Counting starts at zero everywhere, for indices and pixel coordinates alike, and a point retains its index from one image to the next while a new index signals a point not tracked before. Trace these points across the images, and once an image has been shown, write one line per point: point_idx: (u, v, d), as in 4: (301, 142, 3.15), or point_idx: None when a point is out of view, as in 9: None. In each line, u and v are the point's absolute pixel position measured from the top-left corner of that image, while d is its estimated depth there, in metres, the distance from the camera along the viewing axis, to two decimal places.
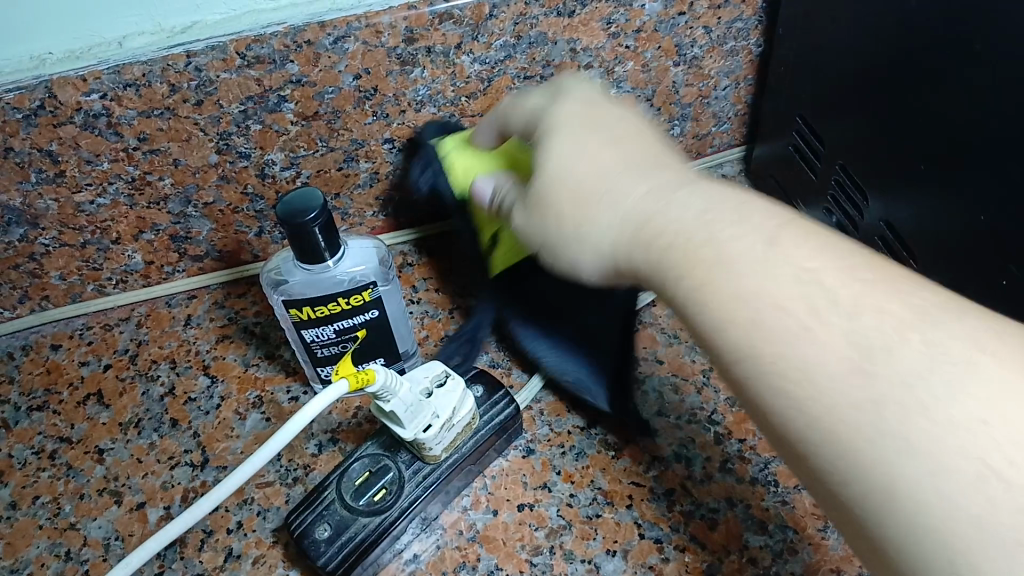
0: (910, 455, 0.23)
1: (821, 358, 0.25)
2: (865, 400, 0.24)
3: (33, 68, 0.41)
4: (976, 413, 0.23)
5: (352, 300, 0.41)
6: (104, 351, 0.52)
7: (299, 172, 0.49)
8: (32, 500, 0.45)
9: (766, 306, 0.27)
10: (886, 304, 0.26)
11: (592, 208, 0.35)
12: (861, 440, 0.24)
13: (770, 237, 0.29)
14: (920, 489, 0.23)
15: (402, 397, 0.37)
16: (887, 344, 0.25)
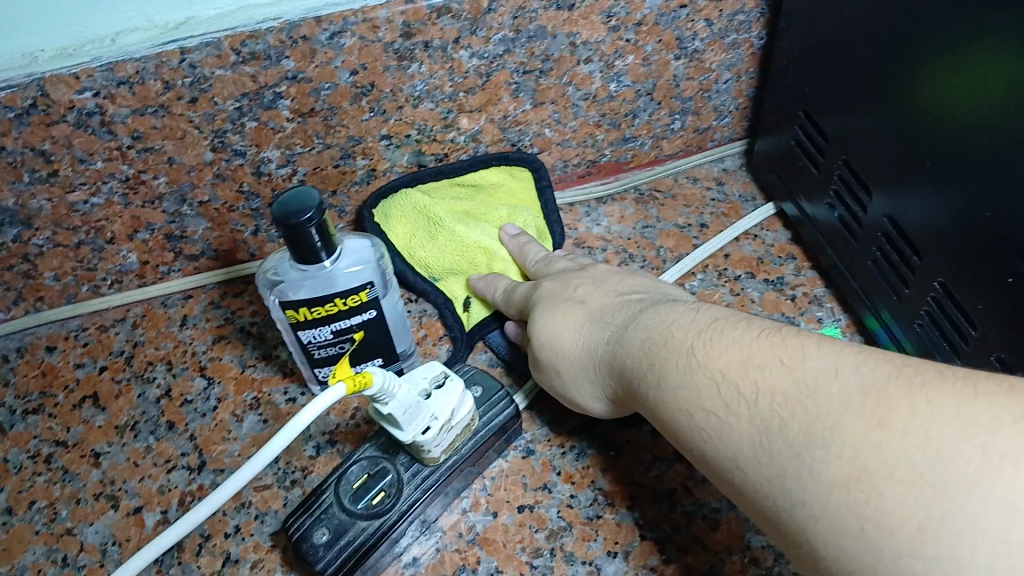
0: (836, 531, 0.24)
1: (748, 460, 0.27)
2: (785, 492, 0.25)
3: (25, 66, 0.40)
4: (881, 467, 0.23)
5: (350, 301, 0.41)
6: (99, 353, 0.51)
7: (295, 169, 0.48)
8: (27, 505, 0.44)
9: (698, 418, 0.29)
10: (786, 382, 0.27)
11: (576, 366, 0.39)
12: (815, 516, 0.24)
13: (695, 342, 0.31)
14: (871, 533, 0.23)
15: (400, 399, 0.36)
16: (791, 425, 0.26)
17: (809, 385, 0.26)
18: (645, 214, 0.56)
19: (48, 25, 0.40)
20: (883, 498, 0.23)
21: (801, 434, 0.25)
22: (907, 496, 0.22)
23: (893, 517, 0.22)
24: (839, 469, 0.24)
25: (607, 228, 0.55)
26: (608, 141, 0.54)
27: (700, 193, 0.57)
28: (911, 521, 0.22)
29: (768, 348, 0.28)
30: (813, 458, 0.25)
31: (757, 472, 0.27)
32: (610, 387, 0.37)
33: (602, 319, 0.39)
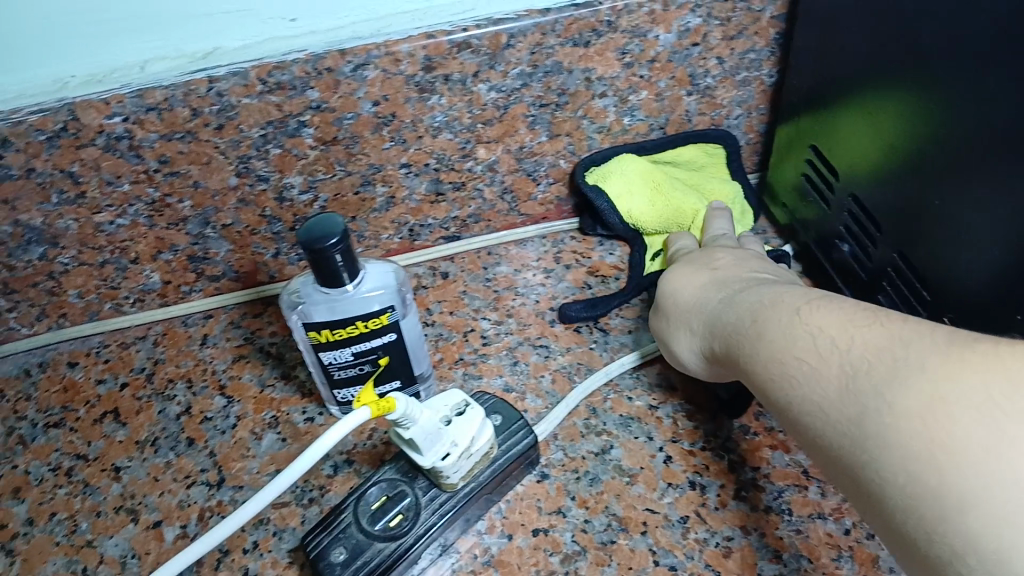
0: (903, 461, 0.23)
1: (831, 403, 0.27)
2: (864, 428, 0.25)
3: (55, 90, 0.42)
4: (953, 398, 0.23)
5: (370, 324, 0.42)
6: (120, 369, 0.52)
7: (316, 196, 0.50)
8: (49, 517, 0.46)
9: (788, 368, 0.30)
10: (884, 334, 0.26)
11: (683, 319, 0.41)
12: (886, 460, 0.24)
13: (797, 306, 0.31)
14: (931, 474, 0.23)
15: (421, 424, 0.37)
16: (880, 368, 0.25)
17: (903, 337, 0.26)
18: None
19: (79, 53, 0.41)
20: (954, 426, 0.22)
21: (888, 372, 0.25)
22: (970, 431, 0.22)
23: (955, 443, 0.22)
24: (915, 400, 0.24)
25: (619, 258, 0.56)
26: None
27: None
28: (970, 454, 0.22)
29: (872, 312, 0.28)
30: (893, 397, 0.24)
31: (840, 416, 0.26)
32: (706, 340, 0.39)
33: (725, 282, 0.41)
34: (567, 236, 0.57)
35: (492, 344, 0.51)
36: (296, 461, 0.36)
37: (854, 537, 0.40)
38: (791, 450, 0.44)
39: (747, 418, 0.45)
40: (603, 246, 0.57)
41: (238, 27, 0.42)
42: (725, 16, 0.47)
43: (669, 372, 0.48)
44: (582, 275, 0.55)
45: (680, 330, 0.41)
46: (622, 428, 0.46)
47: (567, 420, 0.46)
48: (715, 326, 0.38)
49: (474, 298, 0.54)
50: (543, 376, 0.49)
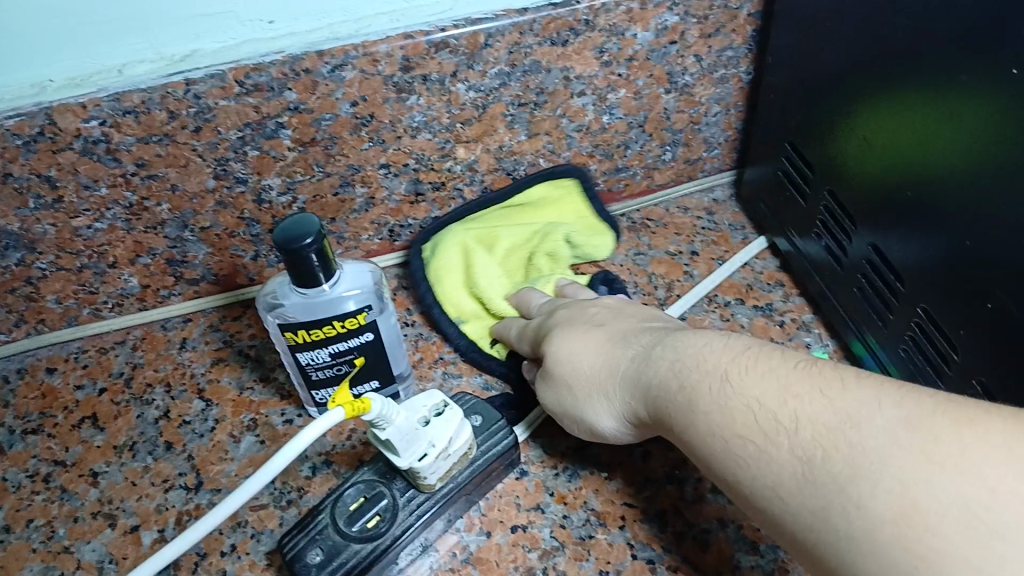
0: (879, 565, 0.24)
1: (785, 488, 0.28)
2: (831, 525, 0.26)
3: (33, 95, 0.42)
4: (931, 500, 0.24)
5: (347, 324, 0.42)
6: (99, 374, 0.52)
7: (295, 197, 0.50)
8: (25, 524, 0.45)
9: (734, 452, 0.30)
10: (828, 416, 0.27)
11: (589, 379, 0.40)
12: (820, 509, 0.26)
13: (724, 375, 0.32)
14: (869, 529, 0.25)
15: (398, 425, 0.37)
16: (842, 462, 0.26)
17: (854, 417, 0.27)
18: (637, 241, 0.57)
19: (57, 57, 0.41)
20: (934, 533, 0.23)
21: (849, 467, 0.26)
22: (916, 495, 0.24)
23: (939, 547, 0.23)
24: (888, 499, 0.25)
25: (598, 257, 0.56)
26: (601, 172, 0.56)
27: (690, 221, 0.58)
28: (914, 515, 0.24)
29: (799, 384, 0.29)
30: (859, 493, 0.25)
31: (799, 505, 0.27)
32: (630, 406, 0.37)
33: (620, 339, 0.40)
34: None
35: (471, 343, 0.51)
36: (267, 462, 0.36)
37: None
38: None
39: None
40: None
41: (218, 29, 0.42)
42: (702, 15, 0.48)
43: None
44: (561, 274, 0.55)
45: (592, 400, 0.39)
46: None
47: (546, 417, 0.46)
48: (629, 387, 0.37)
49: None
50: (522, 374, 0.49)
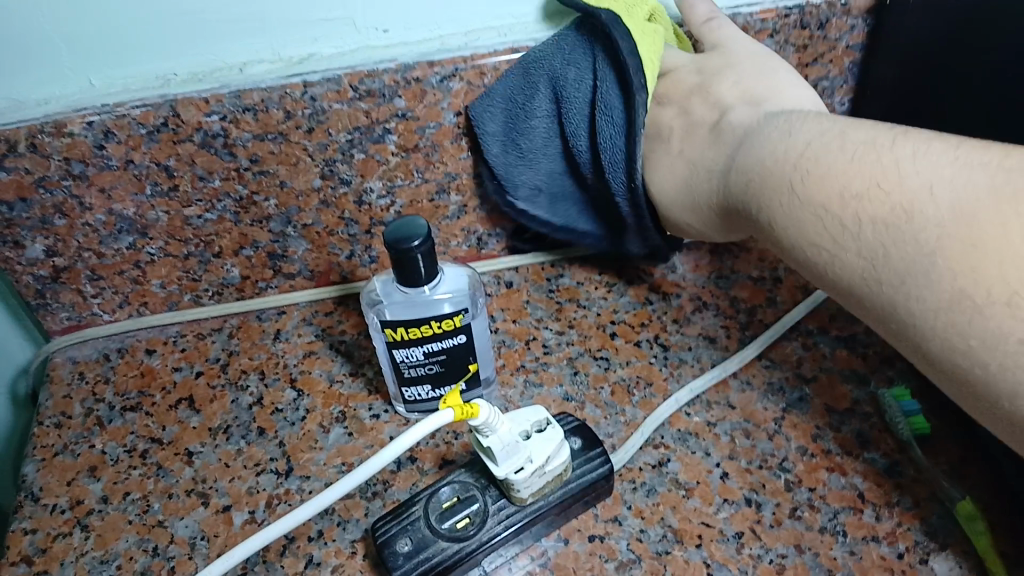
0: (912, 268, 0.30)
1: (847, 236, 0.32)
2: (885, 272, 0.31)
3: (159, 87, 0.45)
4: (974, 293, 0.28)
5: (443, 325, 0.43)
6: (196, 359, 0.54)
7: (394, 201, 0.52)
8: (122, 496, 0.47)
9: (812, 247, 0.34)
10: (936, 207, 0.29)
11: (693, 196, 0.45)
12: (862, 254, 0.32)
13: (798, 173, 0.35)
14: (919, 289, 0.30)
15: (501, 435, 0.38)
16: (951, 246, 0.29)
17: (964, 212, 0.28)
18: (720, 266, 0.55)
19: (184, 52, 0.45)
20: (972, 310, 0.28)
21: (903, 197, 0.30)
22: (968, 281, 0.28)
23: (942, 283, 0.29)
24: (993, 294, 0.27)
25: (681, 275, 0.55)
26: None
27: None
28: (958, 292, 0.28)
29: (914, 175, 0.30)
30: (958, 286, 0.28)
31: (901, 289, 0.30)
32: (688, 180, 0.45)
33: (725, 140, 0.43)
34: None
35: (553, 353, 0.51)
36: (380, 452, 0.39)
37: (909, 562, 0.40)
38: (847, 473, 0.44)
39: (805, 439, 0.46)
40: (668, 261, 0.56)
41: (334, 35, 0.46)
42: (802, 44, 0.48)
43: (729, 393, 0.48)
44: (644, 291, 0.54)
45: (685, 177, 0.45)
46: (680, 442, 0.46)
47: (623, 429, 0.47)
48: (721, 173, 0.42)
49: (537, 309, 0.54)
50: (602, 388, 0.49)
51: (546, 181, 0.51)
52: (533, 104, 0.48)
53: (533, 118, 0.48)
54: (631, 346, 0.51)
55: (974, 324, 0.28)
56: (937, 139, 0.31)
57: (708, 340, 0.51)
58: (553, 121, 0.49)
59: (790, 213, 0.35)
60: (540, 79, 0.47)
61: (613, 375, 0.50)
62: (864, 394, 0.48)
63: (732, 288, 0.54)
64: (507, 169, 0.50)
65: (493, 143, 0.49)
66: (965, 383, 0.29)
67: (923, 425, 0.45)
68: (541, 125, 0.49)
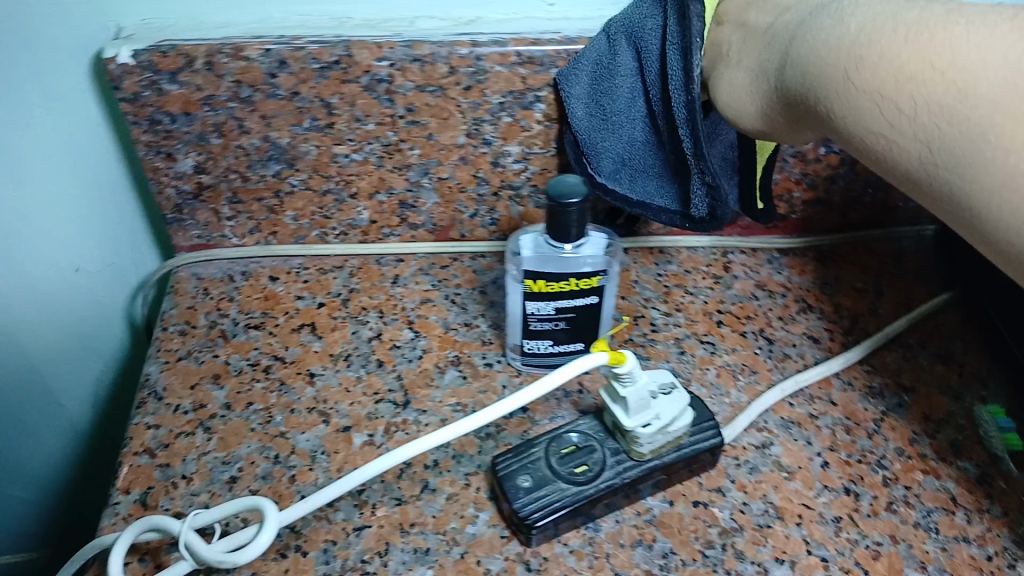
0: (976, 150, 0.27)
1: (939, 117, 0.28)
2: (982, 154, 0.27)
3: (333, 27, 0.48)
4: None
5: (582, 283, 0.46)
6: (318, 290, 0.57)
7: (526, 166, 0.54)
8: (245, 405, 0.50)
9: (869, 134, 0.32)
10: (990, 81, 0.27)
11: (744, 100, 0.40)
12: (956, 125, 0.28)
13: (851, 59, 0.32)
14: (980, 173, 0.27)
15: (638, 387, 0.41)
16: (1004, 122, 0.26)
17: (1021, 84, 0.26)
18: (825, 273, 0.59)
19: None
20: None
21: (969, 70, 0.27)
22: None
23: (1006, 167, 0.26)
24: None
25: (787, 278, 0.58)
26: (802, 202, 0.58)
27: (878, 261, 0.60)
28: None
29: (971, 49, 0.28)
30: (1010, 164, 0.26)
31: (958, 173, 0.28)
32: (730, 79, 0.41)
33: (777, 36, 0.38)
34: (736, 249, 0.60)
35: (660, 331, 0.54)
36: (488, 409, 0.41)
37: (997, 565, 0.43)
38: (941, 477, 0.47)
39: (901, 441, 0.49)
40: (772, 263, 0.59)
41: (501, 1, 0.49)
42: None
43: (831, 390, 0.51)
44: (750, 286, 0.57)
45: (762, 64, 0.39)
46: (783, 429, 0.49)
47: (727, 409, 0.50)
48: (781, 60, 0.37)
49: (645, 289, 0.57)
50: (708, 369, 0.52)
51: (628, 151, 0.49)
52: (616, 62, 0.46)
53: (614, 79, 0.47)
54: (736, 335, 0.54)
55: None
56: (996, 12, 0.28)
57: (812, 339, 0.54)
58: (636, 81, 0.47)
59: (893, 92, 0.30)
60: (623, 37, 0.46)
61: (720, 359, 0.53)
62: (959, 407, 0.51)
63: (835, 295, 0.57)
64: (588, 134, 0.50)
65: (577, 106, 0.49)
66: None
67: (1016, 441, 0.48)
68: (623, 88, 0.47)
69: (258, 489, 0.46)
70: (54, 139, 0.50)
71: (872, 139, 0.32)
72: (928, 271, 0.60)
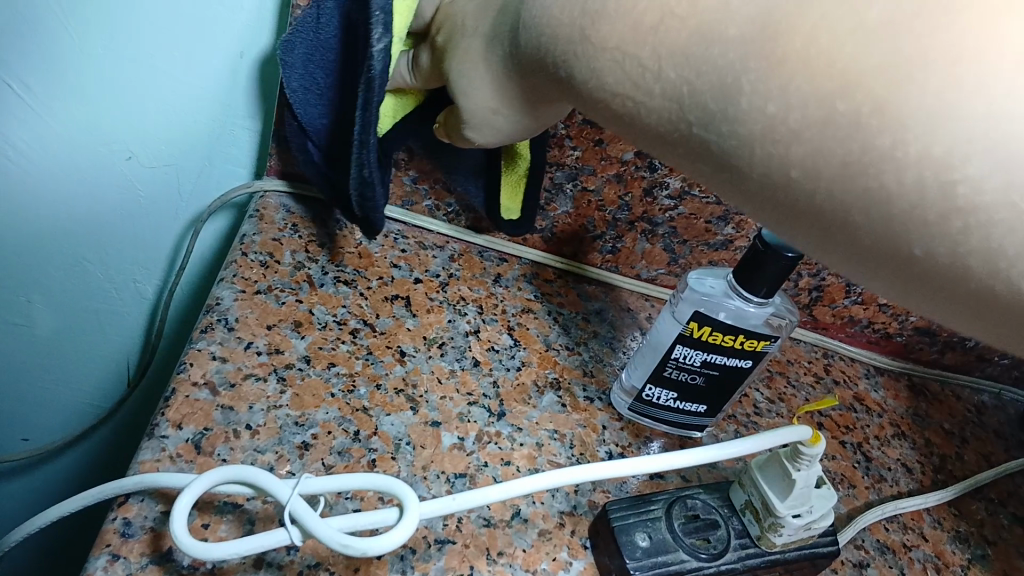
0: (732, 105, 0.23)
1: (694, 79, 0.24)
2: (751, 133, 0.23)
3: None
4: (825, 139, 0.22)
5: (748, 343, 0.42)
6: (416, 265, 0.51)
7: (678, 205, 0.50)
8: (326, 365, 0.43)
9: (612, 97, 0.28)
10: (738, 24, 0.23)
11: (475, 73, 0.34)
12: (708, 86, 0.24)
13: (586, 15, 0.28)
14: (751, 139, 0.23)
15: (808, 475, 0.37)
16: (762, 69, 0.22)
17: (771, 27, 0.22)
18: (917, 405, 0.58)
19: None
20: (817, 152, 0.22)
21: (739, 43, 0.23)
22: (822, 127, 0.21)
23: (784, 132, 0.22)
24: (811, 113, 0.22)
25: (883, 398, 0.57)
26: (912, 326, 0.57)
27: (962, 408, 0.59)
28: (803, 136, 0.22)
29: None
30: (767, 112, 0.23)
31: (712, 128, 0.24)
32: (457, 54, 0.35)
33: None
34: (836, 354, 0.58)
35: (764, 416, 0.51)
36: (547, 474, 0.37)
37: None
38: None
39: None
40: (869, 379, 0.58)
41: None
42: None
43: (923, 524, 0.49)
44: (848, 397, 0.55)
45: (494, 29, 0.33)
46: (880, 553, 0.46)
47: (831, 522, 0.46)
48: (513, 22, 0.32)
49: None
50: None
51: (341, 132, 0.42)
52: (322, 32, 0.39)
53: (324, 49, 0.40)
54: (835, 442, 0.52)
55: (790, 153, 0.23)
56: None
57: (906, 468, 0.52)
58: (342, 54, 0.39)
59: (635, 49, 0.26)
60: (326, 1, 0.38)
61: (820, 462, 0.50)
62: None
63: (926, 429, 0.56)
64: (301, 106, 0.42)
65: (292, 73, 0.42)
66: (827, 239, 0.24)
67: None
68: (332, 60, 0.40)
69: (332, 465, 0.39)
70: (180, 26, 0.45)
71: (616, 98, 0.28)
72: (1009, 433, 0.59)
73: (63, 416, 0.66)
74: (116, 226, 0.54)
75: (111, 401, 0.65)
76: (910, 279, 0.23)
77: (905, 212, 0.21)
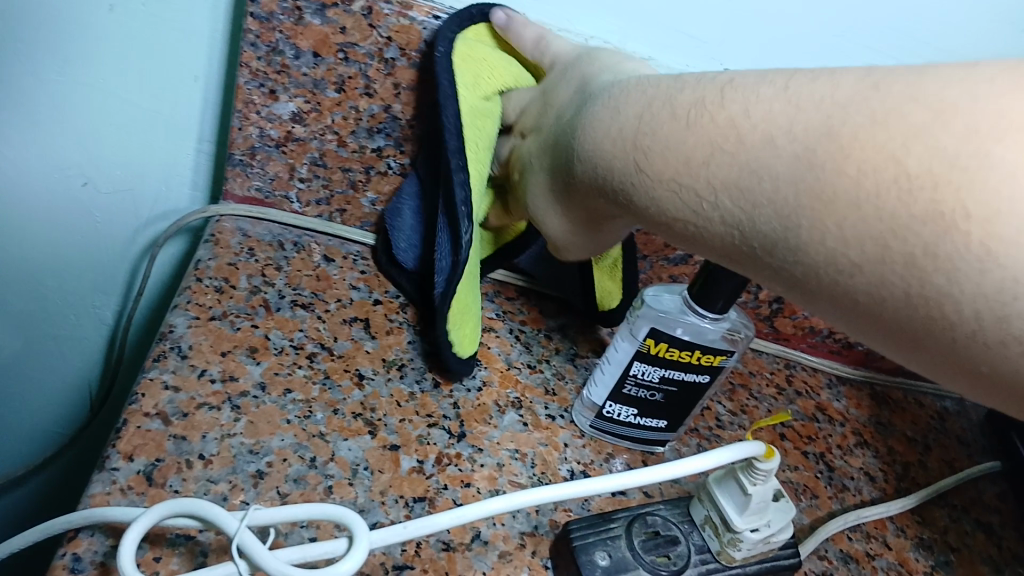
0: (784, 233, 0.26)
1: (746, 208, 0.27)
2: (814, 262, 0.25)
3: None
4: (885, 275, 0.23)
5: (705, 358, 0.42)
6: (375, 286, 0.51)
7: None
8: (283, 392, 0.43)
9: (672, 221, 0.30)
10: (783, 160, 0.25)
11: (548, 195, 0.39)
12: (760, 208, 0.26)
13: (640, 149, 0.31)
14: (814, 266, 0.25)
15: (765, 488, 0.38)
16: (811, 206, 0.24)
17: (814, 160, 0.25)
18: (879, 413, 0.58)
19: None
20: (885, 280, 0.23)
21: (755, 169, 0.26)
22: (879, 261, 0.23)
23: (837, 263, 0.24)
24: (868, 250, 0.23)
25: (845, 408, 0.57)
26: None
27: (924, 415, 0.59)
28: (855, 264, 0.23)
29: (755, 131, 0.27)
30: (827, 246, 0.24)
31: (776, 253, 0.26)
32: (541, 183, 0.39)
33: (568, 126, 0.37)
34: (798, 364, 0.58)
35: (726, 429, 0.51)
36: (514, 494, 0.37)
37: None
38: None
39: None
40: (831, 389, 0.58)
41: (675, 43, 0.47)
42: None
43: (886, 532, 0.49)
44: (811, 406, 0.56)
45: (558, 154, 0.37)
46: (843, 563, 0.46)
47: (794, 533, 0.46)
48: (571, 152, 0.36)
49: None
50: None
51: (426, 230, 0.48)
52: None
53: None
54: (798, 453, 0.52)
55: (854, 282, 0.24)
56: (765, 85, 0.28)
57: (868, 477, 0.52)
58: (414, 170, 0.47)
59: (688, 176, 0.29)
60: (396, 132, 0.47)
61: (783, 474, 0.50)
62: None
63: (888, 437, 0.56)
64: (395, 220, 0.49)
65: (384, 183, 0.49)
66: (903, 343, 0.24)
67: None
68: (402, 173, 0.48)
69: (287, 493, 0.38)
70: (128, 51, 0.45)
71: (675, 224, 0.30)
72: (971, 438, 0.59)
73: (16, 445, 0.64)
74: (68, 249, 0.53)
75: (64, 429, 0.64)
76: (980, 384, 0.22)
77: (974, 334, 0.21)
